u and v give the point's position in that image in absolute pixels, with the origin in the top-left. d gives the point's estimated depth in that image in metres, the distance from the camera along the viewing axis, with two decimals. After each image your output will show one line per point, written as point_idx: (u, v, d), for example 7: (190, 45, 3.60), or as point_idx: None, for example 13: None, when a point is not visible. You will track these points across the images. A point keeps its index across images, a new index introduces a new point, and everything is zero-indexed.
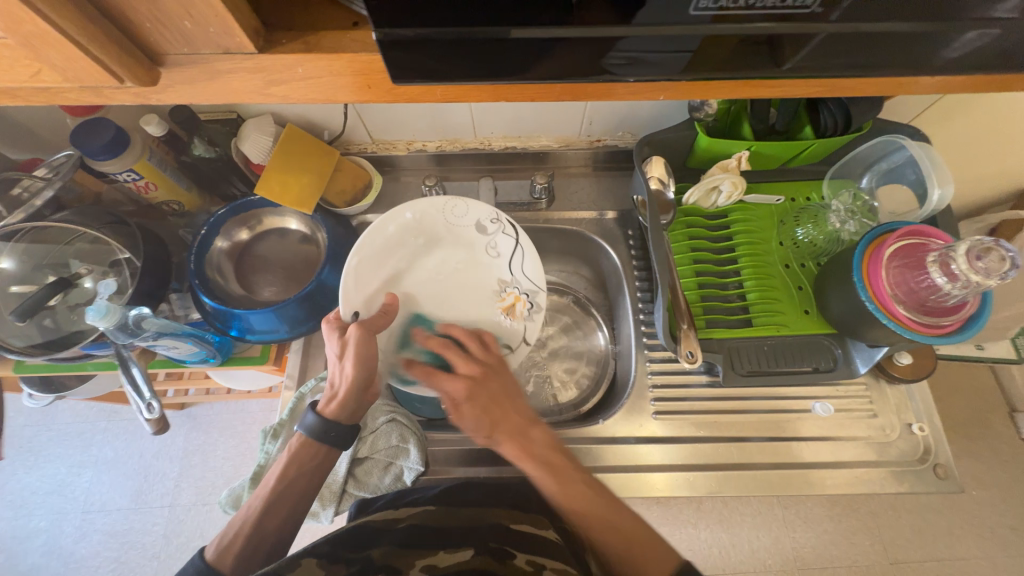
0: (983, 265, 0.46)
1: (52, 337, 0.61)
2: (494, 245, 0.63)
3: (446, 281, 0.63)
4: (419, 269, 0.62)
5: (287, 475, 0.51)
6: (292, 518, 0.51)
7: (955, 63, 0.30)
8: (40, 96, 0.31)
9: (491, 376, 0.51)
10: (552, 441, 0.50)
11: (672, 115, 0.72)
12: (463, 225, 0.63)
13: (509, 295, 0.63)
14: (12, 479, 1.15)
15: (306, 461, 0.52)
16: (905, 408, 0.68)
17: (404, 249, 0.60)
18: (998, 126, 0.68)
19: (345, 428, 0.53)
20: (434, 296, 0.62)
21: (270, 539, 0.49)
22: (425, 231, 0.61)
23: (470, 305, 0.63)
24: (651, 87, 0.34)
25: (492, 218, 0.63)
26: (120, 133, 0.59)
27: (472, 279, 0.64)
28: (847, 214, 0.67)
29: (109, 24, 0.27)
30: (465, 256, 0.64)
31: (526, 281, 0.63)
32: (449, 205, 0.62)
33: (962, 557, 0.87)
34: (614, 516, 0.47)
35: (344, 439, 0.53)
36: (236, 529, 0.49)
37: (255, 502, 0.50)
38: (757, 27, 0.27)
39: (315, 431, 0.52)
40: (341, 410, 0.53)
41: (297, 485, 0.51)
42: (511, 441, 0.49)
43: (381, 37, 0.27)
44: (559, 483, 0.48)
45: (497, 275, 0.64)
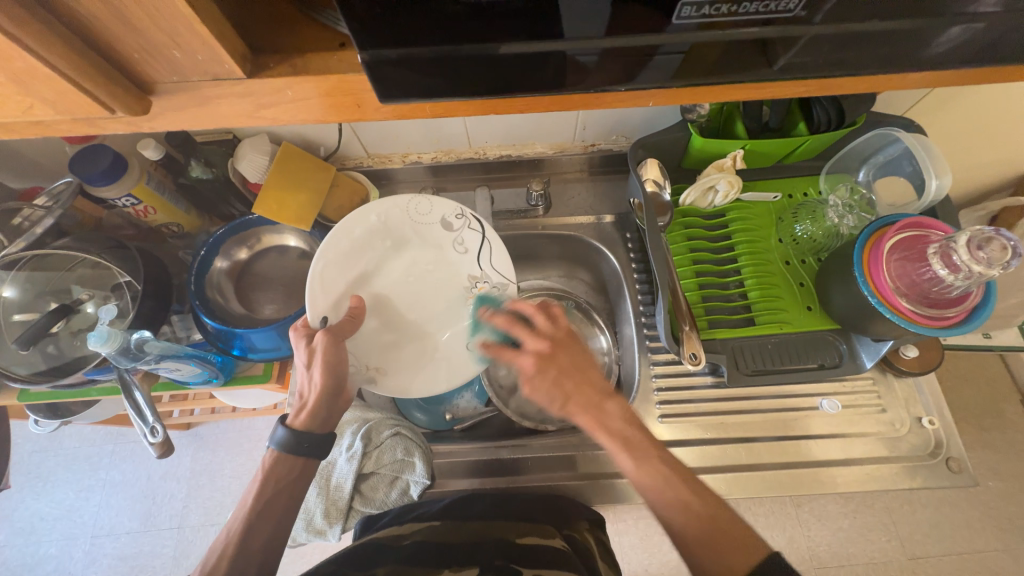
0: (986, 255, 0.46)
1: (56, 363, 0.61)
2: (461, 240, 0.62)
3: (416, 280, 0.62)
4: (388, 271, 0.61)
5: (263, 493, 0.50)
6: (277, 535, 0.50)
7: (944, 57, 0.29)
8: (34, 129, 0.32)
9: (560, 350, 0.51)
10: (627, 414, 0.49)
11: (665, 117, 0.72)
12: (430, 224, 0.63)
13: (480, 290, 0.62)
14: (21, 506, 1.14)
15: (282, 478, 0.52)
16: (913, 402, 0.68)
17: (370, 250, 0.60)
18: (994, 114, 0.68)
19: (317, 436, 0.53)
20: (404, 295, 0.62)
21: (256, 559, 0.48)
22: (392, 232, 0.61)
23: (442, 303, 0.62)
24: (639, 94, 0.33)
25: (458, 214, 0.62)
26: (118, 158, 0.59)
27: (443, 277, 0.63)
28: (846, 208, 0.65)
29: (98, 56, 0.27)
30: (434, 254, 0.63)
31: (496, 276, 0.62)
32: (414, 202, 0.62)
33: (981, 550, 0.86)
34: (692, 497, 0.45)
35: (320, 450, 0.53)
36: (219, 551, 0.47)
37: (235, 523, 0.49)
38: (743, 31, 0.27)
39: (288, 445, 0.52)
40: (313, 419, 0.53)
41: (276, 502, 0.51)
42: (585, 412, 0.49)
43: (367, 58, 0.27)
44: (634, 458, 0.47)
45: (467, 272, 0.63)
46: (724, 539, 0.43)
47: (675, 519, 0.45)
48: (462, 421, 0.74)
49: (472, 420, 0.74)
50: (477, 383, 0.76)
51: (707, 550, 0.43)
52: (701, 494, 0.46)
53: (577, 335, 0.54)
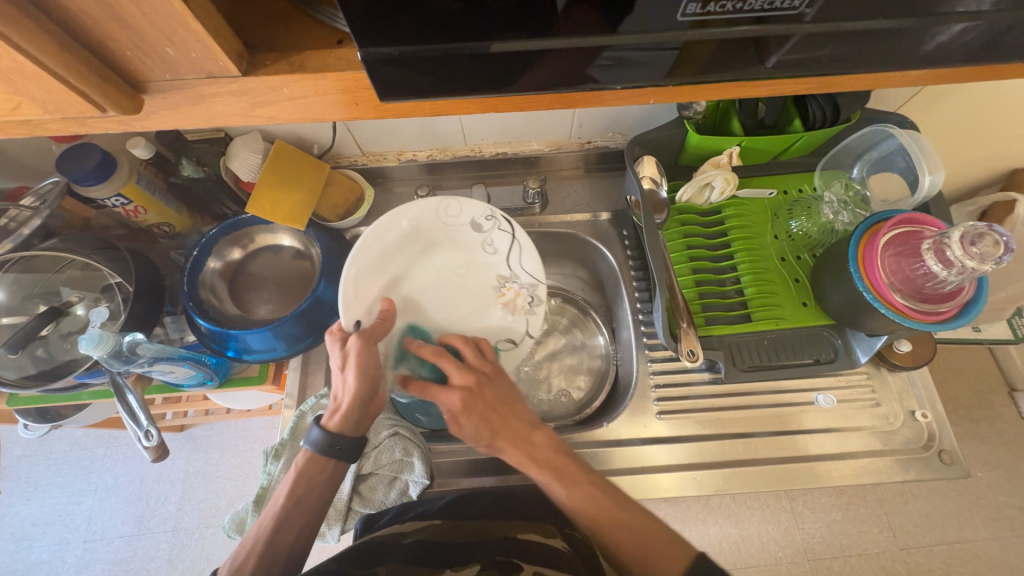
0: (978, 251, 0.46)
1: (45, 367, 0.60)
2: (492, 242, 0.62)
3: (446, 281, 0.62)
4: (418, 273, 0.60)
5: (296, 491, 0.50)
6: (306, 534, 0.50)
7: (943, 56, 0.30)
8: (21, 129, 0.31)
9: (486, 387, 0.51)
10: (554, 442, 0.52)
11: (661, 114, 0.72)
12: (459, 225, 0.62)
13: (510, 291, 0.62)
14: (11, 512, 1.13)
15: (314, 476, 0.51)
16: (907, 396, 0.69)
17: (400, 254, 0.59)
18: (986, 110, 0.68)
19: (351, 439, 0.52)
20: (433, 298, 0.61)
21: (285, 557, 0.48)
22: (422, 235, 0.60)
23: (471, 304, 0.62)
24: (639, 92, 0.33)
25: (488, 216, 0.62)
26: (107, 156, 0.58)
27: (473, 279, 0.62)
28: (841, 205, 0.66)
29: (87, 53, 0.27)
30: (464, 255, 0.62)
31: (525, 276, 0.62)
32: (442, 204, 0.61)
33: (970, 539, 0.87)
34: (621, 511, 0.47)
35: (351, 451, 0.53)
36: (248, 549, 0.48)
37: (266, 520, 0.50)
38: (744, 29, 0.27)
39: (321, 446, 0.51)
40: (347, 421, 0.52)
41: (307, 500, 0.51)
42: (513, 446, 0.50)
43: (364, 56, 0.27)
44: (563, 486, 0.49)
45: (496, 272, 0.62)
46: (653, 549, 0.45)
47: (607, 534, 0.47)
48: None
49: None
50: None
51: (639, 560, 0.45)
52: (627, 508, 0.48)
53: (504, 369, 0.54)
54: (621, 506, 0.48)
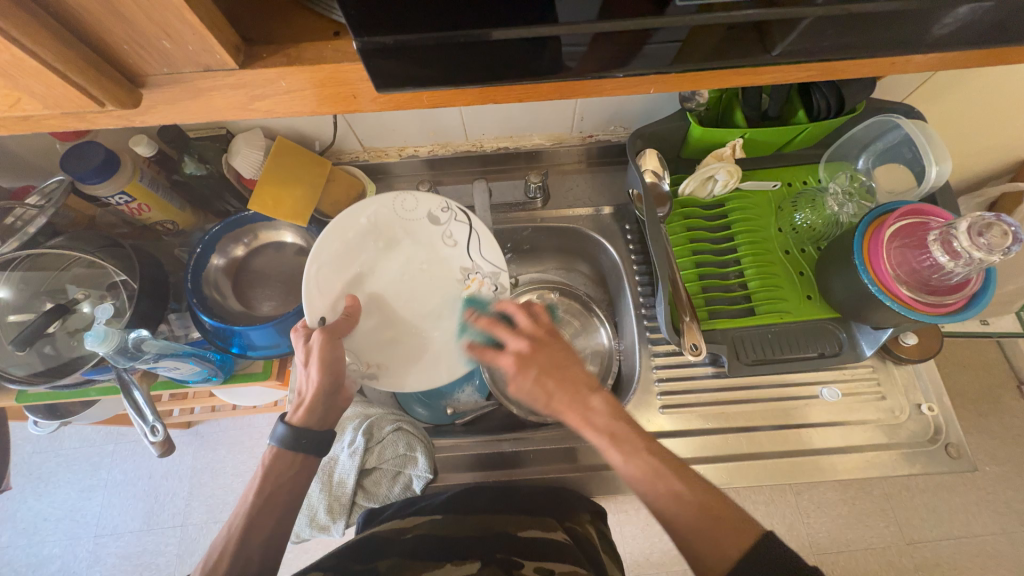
0: (986, 241, 0.46)
1: (53, 364, 0.61)
2: (452, 234, 0.62)
3: (409, 275, 0.62)
4: (382, 270, 0.61)
5: (264, 488, 0.50)
6: (279, 530, 0.49)
7: (948, 39, 0.29)
8: (23, 124, 0.31)
9: (541, 348, 0.52)
10: (613, 407, 0.49)
11: (664, 106, 0.71)
12: (417, 219, 0.62)
13: (474, 281, 0.63)
14: (23, 507, 1.14)
15: (281, 474, 0.51)
16: (913, 389, 0.68)
17: (361, 250, 0.60)
18: (995, 98, 0.67)
19: (317, 433, 0.53)
20: (396, 291, 0.62)
21: (259, 555, 0.47)
22: (382, 232, 0.61)
23: (435, 298, 0.63)
24: (639, 81, 0.33)
25: (446, 207, 0.62)
26: (110, 155, 0.58)
27: (436, 272, 0.63)
28: (846, 196, 0.65)
29: (84, 46, 0.27)
30: (425, 248, 0.63)
31: (487, 266, 0.63)
32: (399, 200, 0.61)
33: (977, 534, 0.87)
34: (684, 487, 0.44)
35: (320, 446, 0.53)
36: (218, 551, 0.47)
37: (235, 521, 0.49)
38: (745, 13, 0.27)
39: (287, 442, 0.52)
40: (311, 417, 0.53)
41: (275, 498, 0.50)
42: (570, 409, 0.49)
43: (360, 46, 0.27)
44: (621, 453, 0.47)
45: (458, 264, 0.63)
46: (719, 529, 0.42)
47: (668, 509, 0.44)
48: (463, 415, 0.74)
49: (472, 415, 0.74)
50: (478, 377, 0.76)
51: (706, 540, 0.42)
52: (694, 488, 0.44)
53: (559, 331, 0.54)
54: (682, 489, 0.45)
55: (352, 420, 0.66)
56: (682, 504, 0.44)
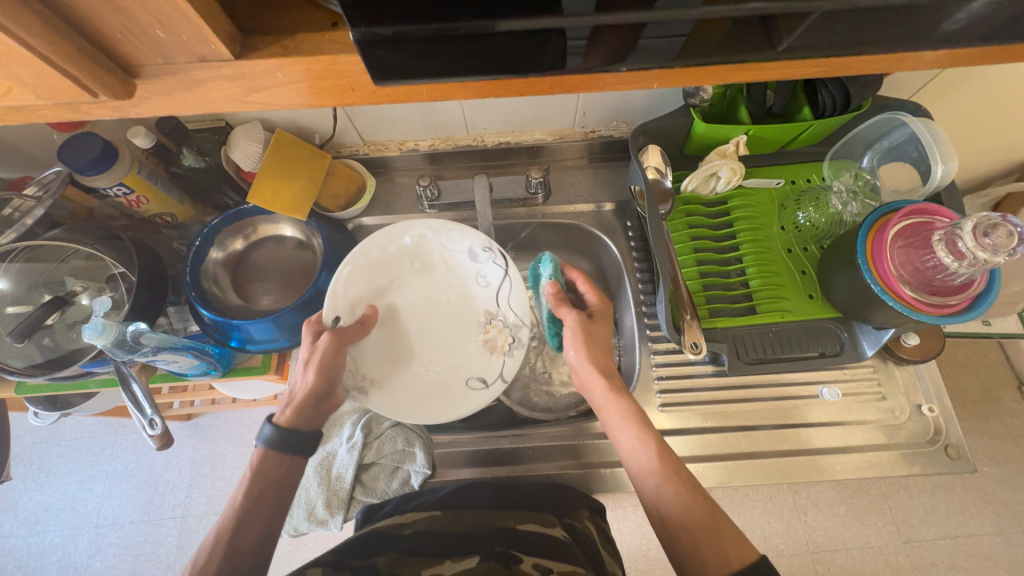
0: (991, 242, 0.45)
1: (52, 355, 0.61)
2: (486, 276, 0.62)
3: (434, 304, 0.64)
4: (410, 290, 0.63)
5: (253, 490, 0.50)
6: (270, 529, 0.50)
7: (960, 35, 0.28)
8: (16, 114, 0.31)
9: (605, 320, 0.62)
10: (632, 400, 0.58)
11: (667, 102, 0.70)
12: (457, 252, 0.63)
13: (493, 328, 0.62)
14: (24, 497, 1.15)
15: (270, 475, 0.51)
16: (913, 389, 0.68)
17: (397, 265, 0.62)
18: (1004, 97, 0.66)
19: (305, 436, 0.53)
20: (417, 316, 0.63)
21: (248, 553, 0.47)
22: (420, 256, 0.63)
23: (452, 331, 0.63)
24: (642, 76, 0.32)
25: (488, 249, 0.61)
26: (107, 146, 0.58)
27: (460, 307, 0.64)
28: (850, 194, 0.65)
29: (76, 35, 0.26)
30: (458, 281, 0.64)
31: (511, 315, 0.62)
32: (445, 229, 0.61)
33: (975, 534, 0.87)
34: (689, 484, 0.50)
35: (306, 447, 0.53)
36: (208, 552, 0.47)
37: (224, 522, 0.49)
38: (751, 7, 0.26)
39: (276, 443, 0.52)
40: (297, 417, 0.53)
41: (264, 498, 0.50)
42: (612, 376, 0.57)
43: (358, 36, 0.26)
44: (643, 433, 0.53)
45: (483, 306, 0.63)
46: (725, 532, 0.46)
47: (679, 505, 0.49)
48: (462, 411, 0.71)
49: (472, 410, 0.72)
50: None
51: (710, 541, 0.46)
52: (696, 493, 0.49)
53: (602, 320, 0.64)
54: (688, 489, 0.50)
55: (350, 416, 0.68)
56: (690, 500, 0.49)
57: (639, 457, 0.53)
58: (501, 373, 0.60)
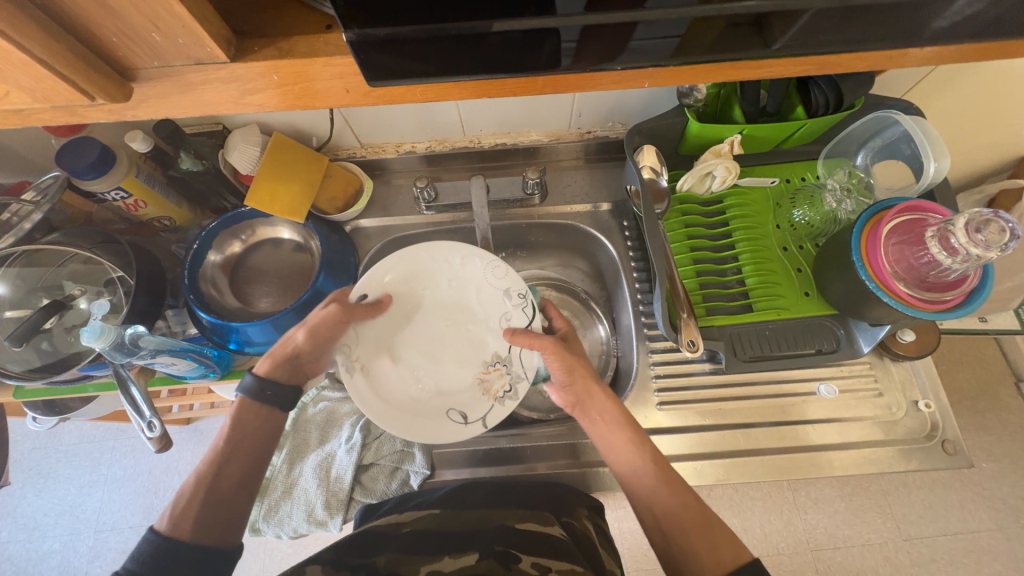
0: (983, 238, 0.46)
1: (50, 360, 0.61)
2: (509, 321, 0.62)
3: (450, 326, 0.64)
4: (437, 305, 0.64)
5: (233, 439, 0.55)
6: (246, 477, 0.55)
7: (946, 32, 0.29)
8: (14, 118, 0.31)
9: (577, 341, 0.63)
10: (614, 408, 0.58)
11: (662, 103, 0.71)
12: (493, 289, 0.63)
13: (495, 371, 0.61)
14: (23, 502, 1.15)
15: (247, 426, 0.56)
16: (910, 385, 0.68)
17: (434, 274, 0.64)
18: (996, 95, 0.67)
19: (279, 390, 0.58)
20: (430, 332, 0.63)
21: (227, 496, 0.52)
22: (462, 277, 0.64)
23: (457, 356, 0.62)
24: (635, 75, 0.33)
25: (523, 294, 0.62)
26: (105, 151, 0.58)
27: (475, 339, 0.63)
28: (843, 192, 0.66)
29: (73, 39, 0.26)
30: (481, 313, 0.64)
31: (518, 367, 0.61)
32: (493, 264, 0.63)
33: (973, 530, 0.87)
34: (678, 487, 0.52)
35: (279, 401, 0.58)
36: (190, 496, 0.51)
37: (205, 469, 0.53)
38: (741, 6, 0.27)
39: (252, 391, 0.57)
40: (276, 372, 0.58)
41: (241, 447, 0.55)
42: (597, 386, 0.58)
43: (352, 38, 0.26)
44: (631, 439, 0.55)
45: (494, 348, 0.62)
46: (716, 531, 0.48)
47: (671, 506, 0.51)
48: None
49: None
50: None
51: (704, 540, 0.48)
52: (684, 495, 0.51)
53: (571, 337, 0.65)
54: (678, 489, 0.51)
55: (350, 417, 0.68)
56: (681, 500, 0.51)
57: (633, 462, 0.54)
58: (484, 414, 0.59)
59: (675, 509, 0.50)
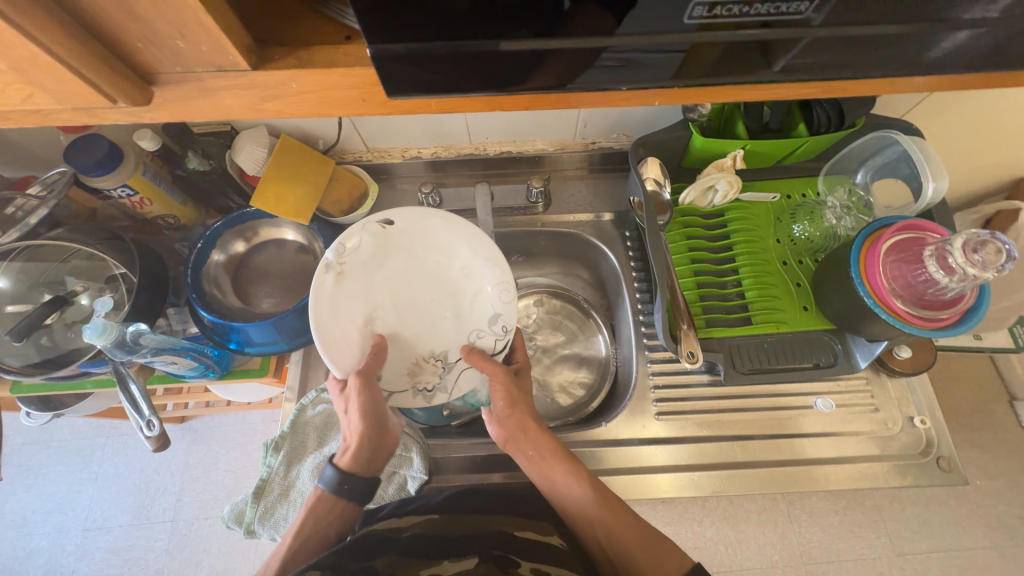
0: (979, 258, 0.46)
1: (50, 355, 0.60)
2: (476, 340, 0.60)
3: (433, 300, 0.61)
4: (433, 280, 0.61)
5: (301, 532, 0.55)
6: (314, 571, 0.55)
7: (947, 62, 0.30)
8: (33, 118, 0.31)
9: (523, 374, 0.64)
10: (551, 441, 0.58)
11: (667, 116, 0.72)
12: (485, 305, 0.60)
13: (431, 367, 0.59)
14: (12, 498, 1.14)
15: (319, 518, 0.56)
16: (906, 402, 0.69)
17: (452, 252, 0.61)
18: (994, 118, 0.68)
19: (358, 481, 0.57)
20: (412, 295, 0.60)
21: None
22: (470, 276, 0.61)
23: (415, 328, 0.59)
24: (643, 94, 0.33)
25: (506, 329, 0.60)
26: (113, 148, 0.59)
27: (439, 327, 0.60)
28: (843, 210, 0.67)
29: (98, 43, 0.27)
30: (462, 315, 0.61)
31: (450, 380, 0.60)
32: (504, 288, 0.59)
33: (967, 548, 0.87)
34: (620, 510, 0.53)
35: (359, 492, 0.57)
36: None
37: (275, 559, 0.55)
38: (744, 33, 0.27)
39: (332, 485, 0.56)
40: (356, 462, 0.57)
41: (310, 542, 0.55)
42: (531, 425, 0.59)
43: (374, 52, 0.27)
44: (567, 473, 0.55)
45: (446, 347, 0.60)
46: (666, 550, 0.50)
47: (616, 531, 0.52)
48: (459, 416, 0.72)
49: (468, 416, 0.73)
50: None
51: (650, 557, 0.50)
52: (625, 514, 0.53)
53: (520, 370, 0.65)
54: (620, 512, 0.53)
55: None
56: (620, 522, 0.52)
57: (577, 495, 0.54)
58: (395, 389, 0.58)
59: (619, 531, 0.52)
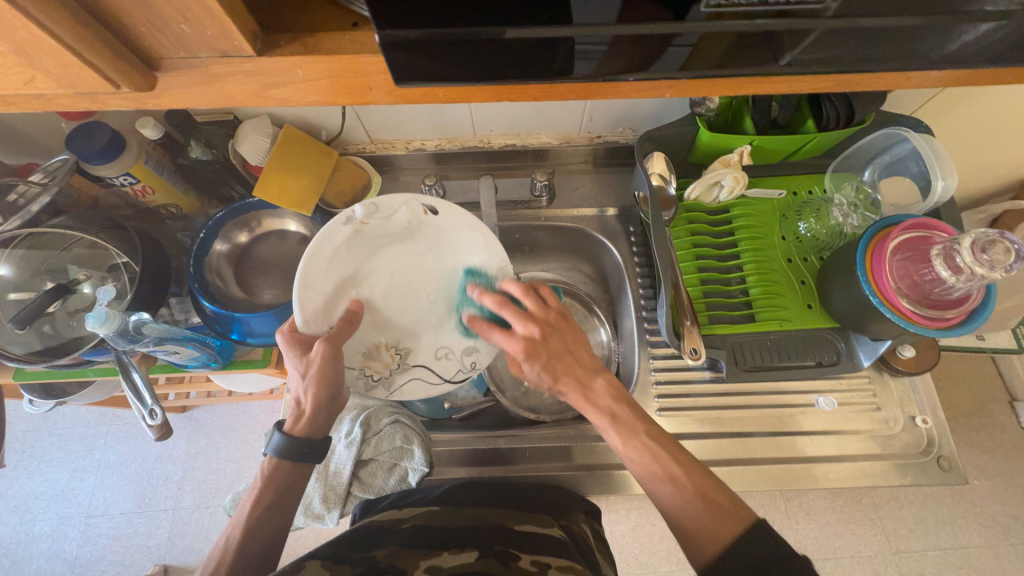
0: (988, 258, 0.46)
1: (51, 343, 0.61)
2: (442, 357, 0.60)
3: (428, 301, 0.59)
4: (442, 287, 0.59)
5: (262, 499, 0.52)
6: (276, 537, 0.52)
7: (966, 55, 0.29)
8: (35, 103, 0.31)
9: (551, 336, 0.52)
10: (613, 390, 0.51)
11: (672, 110, 0.71)
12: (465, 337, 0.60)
13: (387, 355, 0.58)
14: (15, 484, 1.14)
15: (281, 483, 0.53)
16: (908, 401, 0.68)
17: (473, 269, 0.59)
18: (1004, 117, 0.67)
19: (317, 442, 0.55)
20: (412, 287, 0.58)
21: (254, 560, 0.50)
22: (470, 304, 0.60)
23: (398, 313, 0.58)
24: (652, 85, 0.33)
25: (473, 367, 0.62)
26: (116, 136, 0.58)
27: (415, 325, 0.59)
28: (851, 207, 0.66)
29: (101, 27, 0.27)
30: (443, 327, 0.60)
31: (399, 378, 0.59)
32: None
33: (963, 546, 0.88)
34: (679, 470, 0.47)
35: (318, 454, 0.55)
36: (218, 558, 0.49)
37: (234, 530, 0.51)
38: (755, 23, 0.27)
39: (286, 451, 0.53)
40: (311, 428, 0.54)
41: (273, 507, 0.52)
42: (574, 390, 0.51)
43: (382, 39, 0.27)
44: (620, 435, 0.49)
45: (409, 345, 0.59)
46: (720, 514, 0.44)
47: (664, 495, 0.46)
48: (461, 410, 0.74)
49: (470, 410, 0.74)
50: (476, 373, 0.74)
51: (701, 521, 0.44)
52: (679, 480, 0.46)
53: (568, 316, 0.54)
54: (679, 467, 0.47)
55: (349, 411, 0.68)
56: (677, 490, 0.46)
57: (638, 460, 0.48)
58: (349, 365, 0.57)
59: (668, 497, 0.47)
